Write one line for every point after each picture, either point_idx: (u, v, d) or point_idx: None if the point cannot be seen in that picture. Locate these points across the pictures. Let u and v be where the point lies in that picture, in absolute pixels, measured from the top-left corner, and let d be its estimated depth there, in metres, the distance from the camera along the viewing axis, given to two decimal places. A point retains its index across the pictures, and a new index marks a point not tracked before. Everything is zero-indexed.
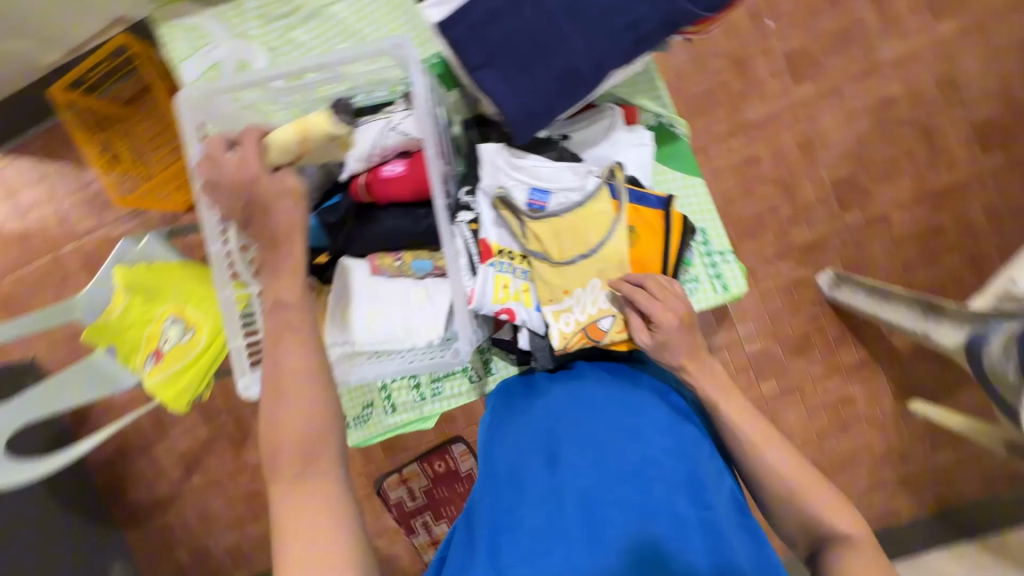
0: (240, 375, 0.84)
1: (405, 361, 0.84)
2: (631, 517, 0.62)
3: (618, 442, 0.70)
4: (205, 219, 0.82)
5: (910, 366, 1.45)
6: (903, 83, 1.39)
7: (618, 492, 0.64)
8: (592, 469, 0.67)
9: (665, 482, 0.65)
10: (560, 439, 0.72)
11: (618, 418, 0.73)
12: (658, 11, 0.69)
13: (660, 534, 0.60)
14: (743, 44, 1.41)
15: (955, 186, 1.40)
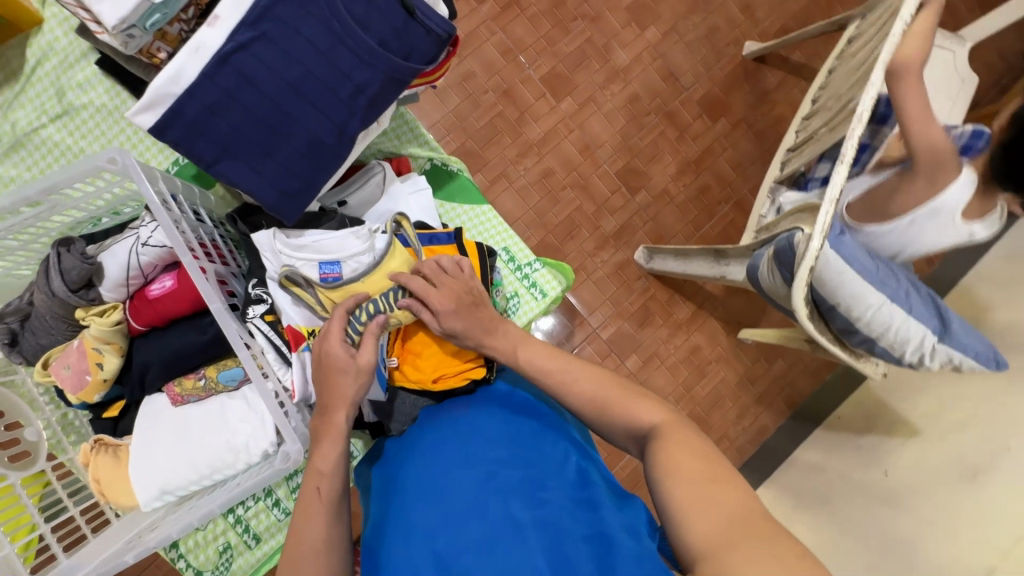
0: None
1: (237, 485, 0.74)
2: (475, 562, 0.61)
3: (455, 480, 0.69)
4: None
5: (728, 302, 1.69)
6: (638, 81, 1.66)
7: (461, 536, 0.64)
8: (433, 522, 0.66)
9: (503, 498, 0.65)
10: (408, 499, 0.71)
11: (454, 454, 0.73)
12: (377, 74, 0.74)
13: (501, 564, 0.60)
14: (505, 77, 1.57)
15: (704, 151, 1.70)
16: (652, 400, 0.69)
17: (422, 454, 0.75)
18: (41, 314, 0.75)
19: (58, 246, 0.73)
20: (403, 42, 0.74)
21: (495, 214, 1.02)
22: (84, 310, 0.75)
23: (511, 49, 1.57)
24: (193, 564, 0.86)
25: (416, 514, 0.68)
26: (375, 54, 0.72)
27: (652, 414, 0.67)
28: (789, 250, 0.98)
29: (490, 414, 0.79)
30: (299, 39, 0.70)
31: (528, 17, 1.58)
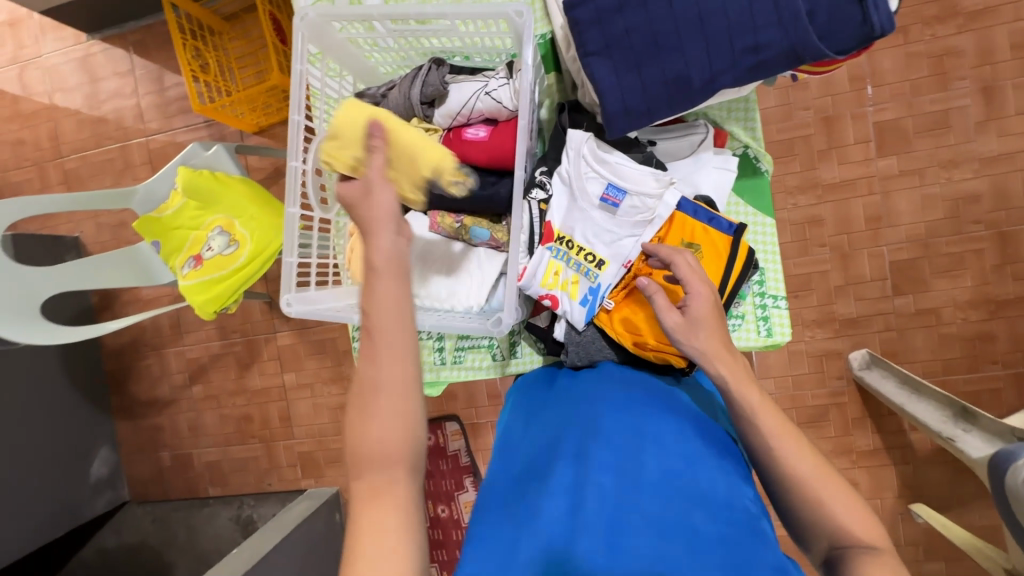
0: (284, 292, 0.87)
1: (443, 318, 0.87)
2: (649, 529, 0.60)
3: (640, 450, 0.70)
4: (292, 135, 0.84)
5: (924, 467, 1.39)
6: (991, 181, 1.34)
7: (638, 499, 0.64)
8: (613, 468, 0.67)
9: (691, 496, 0.64)
10: (585, 436, 0.73)
11: (642, 427, 0.74)
12: (784, 40, 0.68)
13: (680, 546, 0.58)
14: (837, 102, 1.38)
15: (1018, 298, 1.35)
16: (848, 495, 0.65)
17: (610, 408, 0.77)
18: (389, 108, 0.88)
19: (432, 62, 0.84)
20: (830, 22, 0.67)
21: (773, 235, 0.94)
22: (418, 121, 0.87)
23: (865, 78, 1.37)
24: None
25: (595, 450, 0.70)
26: (796, 20, 0.67)
27: (847, 514, 0.63)
28: None
29: (680, 412, 0.79)
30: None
31: (907, 51, 1.34)
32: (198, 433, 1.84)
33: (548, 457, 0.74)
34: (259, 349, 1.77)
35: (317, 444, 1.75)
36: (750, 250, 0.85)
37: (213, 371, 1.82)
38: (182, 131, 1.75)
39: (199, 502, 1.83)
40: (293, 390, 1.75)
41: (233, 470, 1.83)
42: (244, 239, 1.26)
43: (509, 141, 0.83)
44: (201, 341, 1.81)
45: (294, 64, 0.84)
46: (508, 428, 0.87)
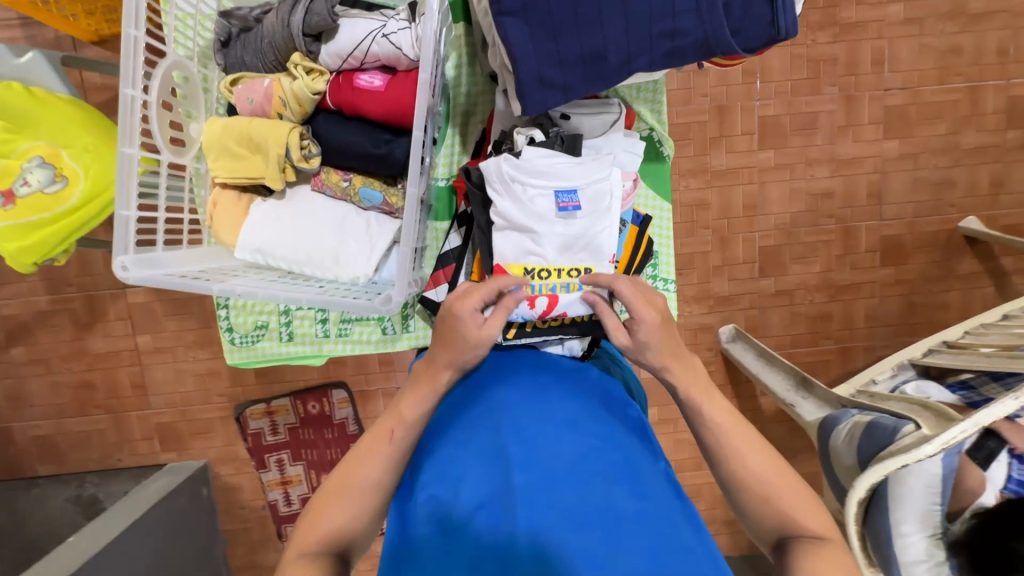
0: (119, 253, 0.77)
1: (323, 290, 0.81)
2: (565, 523, 0.61)
3: (555, 440, 0.69)
4: (127, 57, 0.73)
5: (769, 427, 1.61)
6: (842, 181, 1.52)
7: (555, 495, 0.63)
8: (528, 466, 0.66)
9: (604, 478, 0.65)
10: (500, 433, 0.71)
11: (557, 419, 0.73)
12: (700, 28, 0.70)
13: (596, 537, 0.59)
14: (730, 92, 1.46)
15: (853, 284, 1.58)
16: (815, 502, 0.70)
17: (523, 397, 0.76)
18: (266, 34, 0.80)
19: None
20: (743, 16, 0.70)
21: (669, 218, 0.99)
22: (300, 57, 0.78)
23: (755, 72, 1.45)
24: (231, 322, 0.95)
25: (510, 448, 0.68)
26: (712, 10, 0.69)
27: (816, 521, 0.68)
28: (887, 433, 0.93)
29: (589, 394, 0.80)
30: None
31: (792, 52, 1.44)
32: (20, 404, 1.55)
33: (465, 443, 0.73)
34: (102, 306, 1.50)
35: (179, 414, 1.56)
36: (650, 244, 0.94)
37: (38, 331, 1.52)
38: None
39: (26, 482, 1.58)
40: (148, 354, 1.53)
41: (69, 445, 1.59)
42: (76, 175, 1.03)
43: (408, 94, 0.77)
44: (20, 294, 1.49)
45: None
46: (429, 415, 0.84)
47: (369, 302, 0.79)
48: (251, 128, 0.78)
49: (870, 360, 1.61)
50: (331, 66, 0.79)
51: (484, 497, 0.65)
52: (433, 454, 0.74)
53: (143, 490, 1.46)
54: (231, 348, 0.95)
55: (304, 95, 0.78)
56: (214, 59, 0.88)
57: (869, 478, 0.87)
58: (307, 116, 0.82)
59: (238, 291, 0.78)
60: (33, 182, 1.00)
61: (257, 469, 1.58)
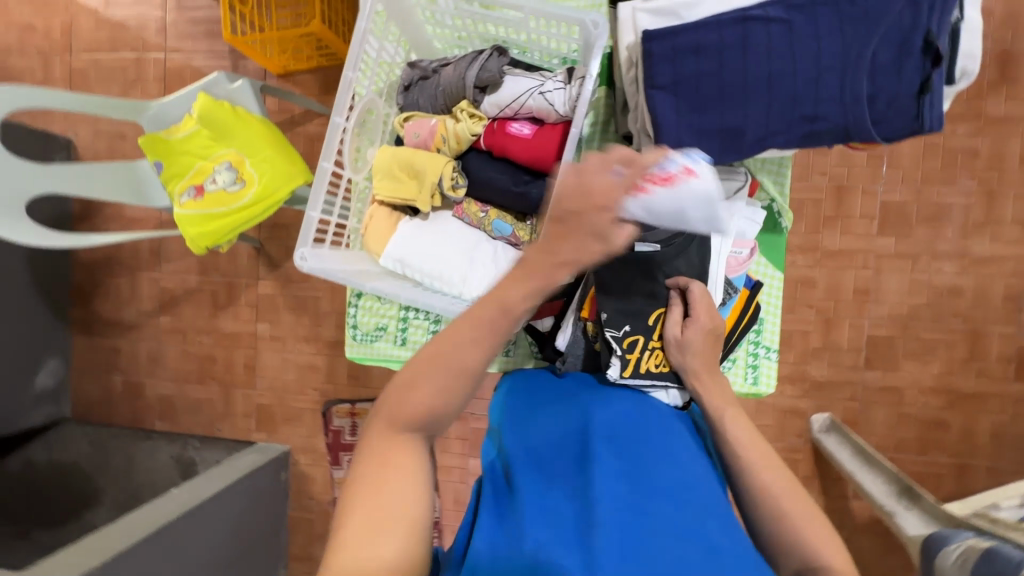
0: (300, 244, 0.91)
1: (451, 303, 0.92)
2: (665, 535, 0.62)
3: (653, 460, 0.71)
4: (341, 91, 0.89)
5: (859, 536, 1.46)
6: (974, 280, 1.41)
7: (652, 509, 0.65)
8: (629, 477, 0.68)
9: (703, 508, 0.66)
10: (597, 441, 0.73)
11: (653, 443, 0.74)
12: (842, 117, 0.74)
13: (694, 551, 0.61)
14: (853, 175, 1.43)
15: (978, 394, 1.42)
16: None
17: (617, 416, 0.77)
18: (441, 83, 0.93)
19: (494, 49, 0.89)
20: (887, 110, 0.73)
21: (780, 288, 0.99)
22: (467, 104, 0.91)
23: (882, 157, 1.42)
24: (356, 319, 1.06)
25: (607, 455, 0.70)
26: (857, 102, 0.73)
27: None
28: (1010, 564, 0.83)
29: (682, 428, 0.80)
30: (815, 44, 0.74)
31: (927, 141, 1.39)
32: (155, 364, 1.80)
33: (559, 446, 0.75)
34: (237, 291, 1.73)
35: (276, 399, 1.73)
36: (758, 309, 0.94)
37: (183, 304, 1.78)
38: (204, 55, 1.70)
39: (143, 434, 1.81)
40: (264, 340, 1.72)
41: (183, 406, 1.80)
42: (252, 180, 1.23)
43: (552, 144, 0.87)
44: (177, 271, 1.76)
45: (358, 21, 0.87)
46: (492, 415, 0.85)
47: None
48: (413, 156, 0.91)
49: (992, 484, 1.42)
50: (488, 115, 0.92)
51: (580, 495, 0.67)
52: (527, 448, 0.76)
53: (235, 461, 1.62)
54: (352, 344, 1.06)
55: (463, 134, 0.91)
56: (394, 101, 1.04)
57: None
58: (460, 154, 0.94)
59: (382, 290, 0.90)
60: (220, 182, 1.23)
61: (332, 464, 1.69)
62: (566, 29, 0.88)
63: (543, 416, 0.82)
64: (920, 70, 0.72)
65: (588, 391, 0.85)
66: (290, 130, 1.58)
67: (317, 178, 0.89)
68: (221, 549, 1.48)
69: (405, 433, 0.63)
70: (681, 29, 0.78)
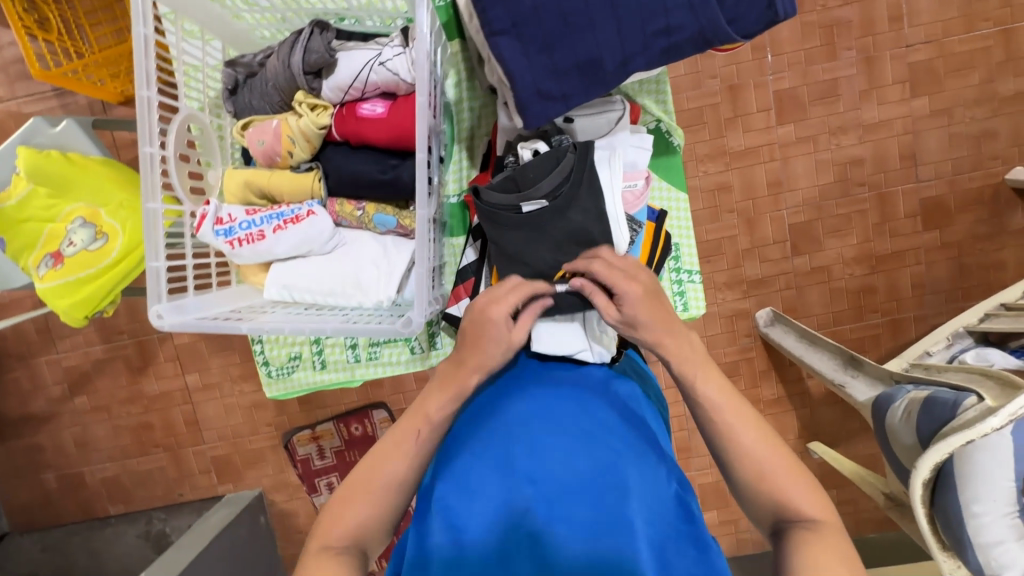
0: (155, 301, 0.80)
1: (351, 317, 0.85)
2: (578, 537, 0.61)
3: (568, 450, 0.68)
4: (144, 117, 0.78)
5: (819, 410, 1.55)
6: (870, 147, 1.45)
7: (566, 511, 0.63)
8: (540, 479, 0.65)
9: (620, 489, 0.64)
10: (509, 446, 0.69)
11: (569, 428, 0.71)
12: (696, 23, 0.70)
13: (608, 554, 0.60)
14: (742, 71, 1.42)
15: (895, 253, 1.50)
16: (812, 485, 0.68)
17: (535, 405, 0.74)
18: (269, 78, 0.83)
19: (314, 26, 0.80)
20: (738, 5, 0.71)
21: (687, 209, 0.97)
22: (304, 95, 0.83)
23: (765, 46, 1.41)
24: (266, 355, 0.98)
25: (517, 462, 0.67)
26: (706, 5, 0.69)
27: (812, 505, 0.66)
28: (947, 408, 0.88)
29: (607, 403, 0.76)
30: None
31: (803, 21, 1.39)
32: (88, 449, 1.65)
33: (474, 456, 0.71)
34: (151, 350, 1.58)
35: (231, 447, 1.63)
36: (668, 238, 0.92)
37: (96, 379, 1.62)
38: (23, 101, 1.47)
39: (100, 522, 1.68)
40: (198, 391, 1.60)
41: (133, 483, 1.67)
42: (114, 231, 1.09)
43: (408, 119, 0.80)
44: (77, 346, 1.59)
45: (136, 27, 0.76)
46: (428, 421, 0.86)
47: (392, 325, 0.81)
48: (272, 181, 0.85)
49: (922, 330, 1.53)
50: (333, 100, 0.84)
51: (494, 510, 0.66)
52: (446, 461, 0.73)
53: (206, 522, 1.53)
54: (272, 381, 0.99)
55: (310, 129, 0.83)
56: (224, 108, 0.93)
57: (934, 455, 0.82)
58: (319, 150, 0.87)
59: (268, 326, 0.81)
60: (76, 242, 1.08)
61: (310, 493, 1.62)
62: None
63: (461, 423, 0.78)
64: None
65: (504, 381, 0.81)
66: None
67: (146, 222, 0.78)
68: None
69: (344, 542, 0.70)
70: None
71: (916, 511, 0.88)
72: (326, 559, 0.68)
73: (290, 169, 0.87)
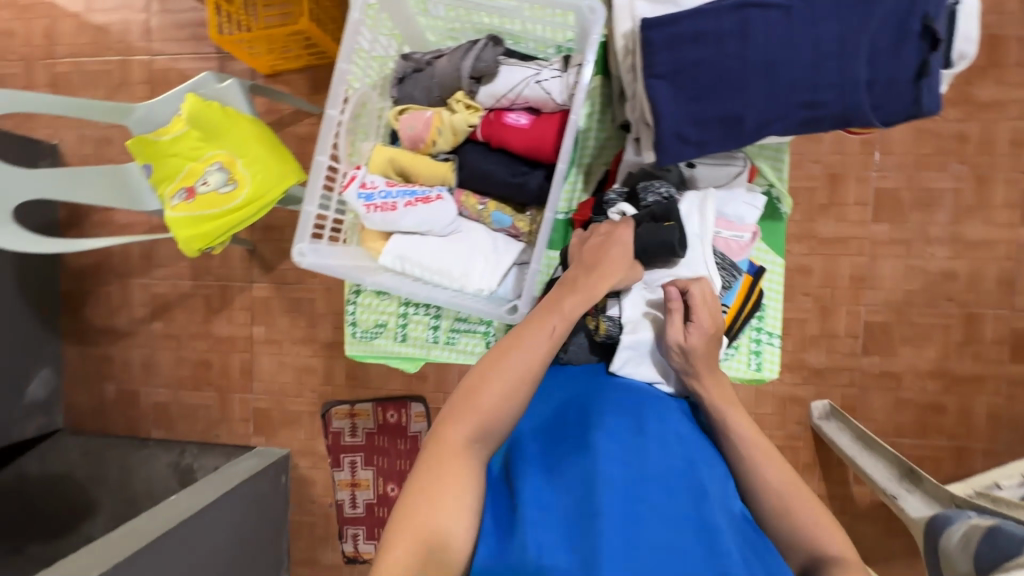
0: (298, 240, 0.91)
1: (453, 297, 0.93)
2: (658, 523, 0.66)
3: (648, 447, 0.73)
4: (335, 85, 0.90)
5: (861, 521, 1.47)
6: (966, 264, 1.42)
7: (647, 497, 0.68)
8: (624, 464, 0.70)
9: (694, 490, 0.70)
10: (592, 429, 0.74)
11: (648, 426, 0.76)
12: (841, 102, 0.74)
13: (688, 541, 0.65)
14: (846, 162, 1.43)
15: (974, 377, 1.43)
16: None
17: (615, 400, 0.79)
18: (436, 75, 0.94)
19: (489, 40, 0.91)
20: (885, 95, 0.74)
21: (780, 274, 0.99)
22: (463, 95, 0.92)
23: (874, 144, 1.42)
24: (356, 316, 1.05)
25: (603, 445, 0.72)
26: (855, 88, 0.73)
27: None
28: (1013, 543, 0.83)
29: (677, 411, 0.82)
30: (813, 31, 0.73)
31: (918, 128, 1.40)
32: (149, 371, 1.78)
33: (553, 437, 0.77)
34: (230, 295, 1.70)
35: (274, 403, 1.71)
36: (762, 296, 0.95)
37: (175, 310, 1.76)
38: (191, 57, 1.68)
39: (139, 442, 1.79)
40: (260, 343, 1.70)
41: (178, 413, 1.78)
42: (244, 181, 1.22)
43: (549, 133, 0.89)
44: (169, 276, 1.74)
45: (352, 12, 0.88)
46: None
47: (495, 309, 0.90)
48: (414, 162, 0.94)
49: (990, 465, 1.44)
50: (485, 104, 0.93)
51: (576, 485, 0.70)
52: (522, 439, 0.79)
53: (234, 466, 1.60)
54: (352, 341, 1.05)
55: (461, 126, 0.91)
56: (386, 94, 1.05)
57: None
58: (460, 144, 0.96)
59: (384, 285, 0.91)
60: (211, 184, 1.21)
61: (332, 467, 1.67)
62: (558, 19, 0.88)
63: (540, 407, 0.83)
64: (917, 54, 0.73)
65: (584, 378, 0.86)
66: (280, 130, 1.57)
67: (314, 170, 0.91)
68: (226, 555, 1.47)
69: (466, 437, 0.69)
70: (677, 17, 0.78)
71: None
72: (457, 453, 0.69)
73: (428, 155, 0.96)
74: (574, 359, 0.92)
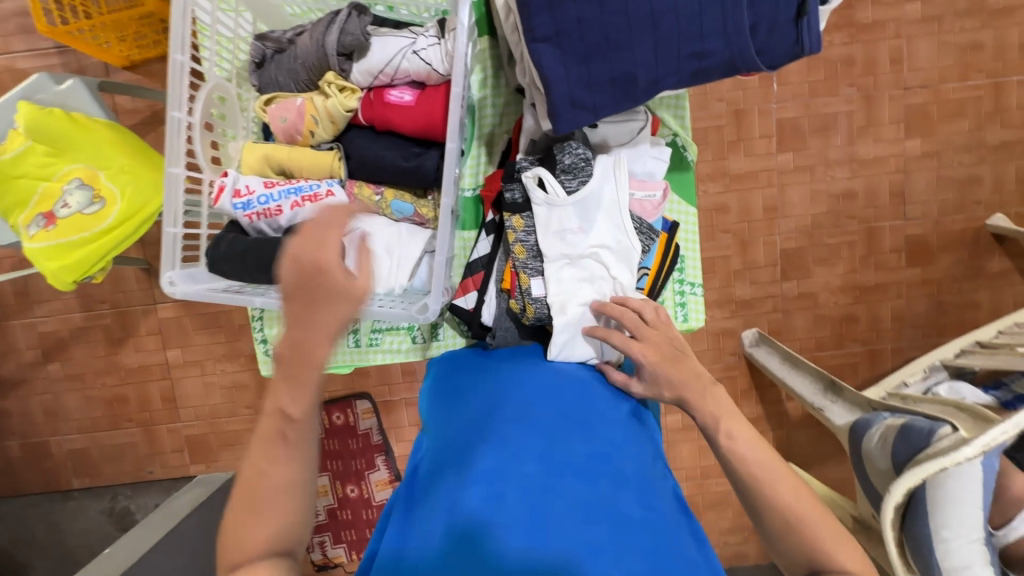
0: (168, 269, 0.85)
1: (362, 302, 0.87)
2: (571, 513, 0.61)
3: (569, 438, 0.72)
4: (173, 84, 0.80)
5: (796, 431, 1.59)
6: (863, 181, 1.51)
7: (562, 486, 0.64)
8: (537, 458, 0.67)
9: (616, 479, 0.67)
10: (508, 428, 0.72)
11: (569, 417, 0.75)
12: (727, 50, 0.73)
13: (605, 529, 0.59)
14: (748, 97, 1.46)
15: (878, 285, 1.56)
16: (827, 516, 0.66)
17: (536, 395, 0.78)
18: (299, 56, 0.88)
19: (352, 8, 0.83)
20: (769, 38, 0.74)
21: (695, 223, 1.00)
22: (334, 76, 0.86)
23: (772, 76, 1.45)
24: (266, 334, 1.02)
25: (519, 443, 0.70)
26: (740, 34, 0.72)
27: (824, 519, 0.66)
28: (922, 437, 0.91)
29: (608, 398, 0.82)
30: None
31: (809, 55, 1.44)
32: (56, 418, 1.60)
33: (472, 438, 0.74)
34: (133, 321, 1.54)
35: (207, 427, 1.59)
36: (679, 249, 0.95)
37: (72, 347, 1.57)
38: (25, 55, 1.43)
39: (61, 495, 1.63)
40: (179, 367, 1.56)
41: (99, 456, 1.62)
42: (113, 197, 1.07)
43: (435, 108, 0.84)
44: (55, 311, 1.54)
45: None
46: (424, 414, 0.88)
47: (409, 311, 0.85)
48: (292, 156, 0.89)
49: (898, 362, 1.58)
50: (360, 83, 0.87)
51: (486, 478, 0.65)
52: (440, 448, 0.76)
53: (174, 501, 1.49)
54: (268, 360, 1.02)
55: (336, 112, 0.86)
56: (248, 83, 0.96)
57: (910, 479, 0.85)
58: (341, 130, 0.90)
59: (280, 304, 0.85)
60: (72, 205, 1.06)
61: None
62: None
63: (460, 412, 0.81)
64: None
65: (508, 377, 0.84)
66: (151, 130, 1.39)
67: (167, 187, 0.82)
68: None
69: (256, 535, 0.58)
70: None
71: (886, 535, 0.90)
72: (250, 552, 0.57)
73: (310, 147, 0.91)
74: (503, 343, 0.92)
